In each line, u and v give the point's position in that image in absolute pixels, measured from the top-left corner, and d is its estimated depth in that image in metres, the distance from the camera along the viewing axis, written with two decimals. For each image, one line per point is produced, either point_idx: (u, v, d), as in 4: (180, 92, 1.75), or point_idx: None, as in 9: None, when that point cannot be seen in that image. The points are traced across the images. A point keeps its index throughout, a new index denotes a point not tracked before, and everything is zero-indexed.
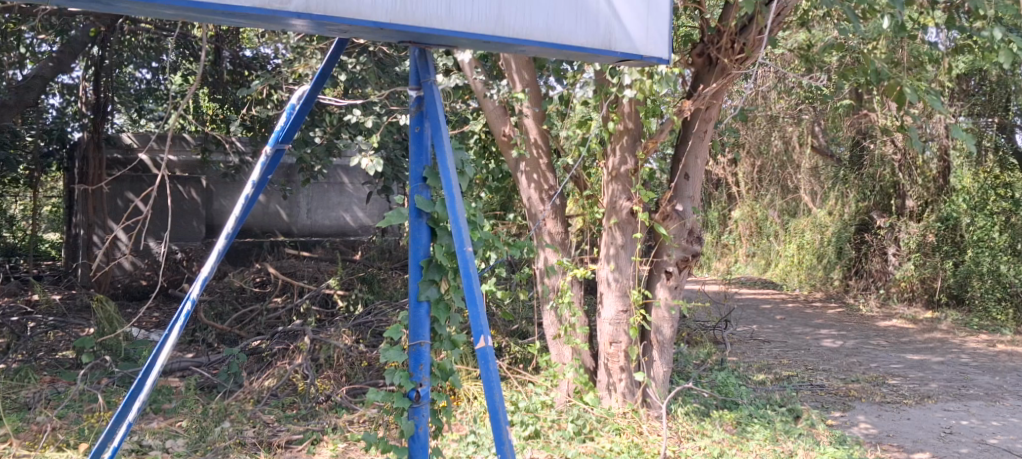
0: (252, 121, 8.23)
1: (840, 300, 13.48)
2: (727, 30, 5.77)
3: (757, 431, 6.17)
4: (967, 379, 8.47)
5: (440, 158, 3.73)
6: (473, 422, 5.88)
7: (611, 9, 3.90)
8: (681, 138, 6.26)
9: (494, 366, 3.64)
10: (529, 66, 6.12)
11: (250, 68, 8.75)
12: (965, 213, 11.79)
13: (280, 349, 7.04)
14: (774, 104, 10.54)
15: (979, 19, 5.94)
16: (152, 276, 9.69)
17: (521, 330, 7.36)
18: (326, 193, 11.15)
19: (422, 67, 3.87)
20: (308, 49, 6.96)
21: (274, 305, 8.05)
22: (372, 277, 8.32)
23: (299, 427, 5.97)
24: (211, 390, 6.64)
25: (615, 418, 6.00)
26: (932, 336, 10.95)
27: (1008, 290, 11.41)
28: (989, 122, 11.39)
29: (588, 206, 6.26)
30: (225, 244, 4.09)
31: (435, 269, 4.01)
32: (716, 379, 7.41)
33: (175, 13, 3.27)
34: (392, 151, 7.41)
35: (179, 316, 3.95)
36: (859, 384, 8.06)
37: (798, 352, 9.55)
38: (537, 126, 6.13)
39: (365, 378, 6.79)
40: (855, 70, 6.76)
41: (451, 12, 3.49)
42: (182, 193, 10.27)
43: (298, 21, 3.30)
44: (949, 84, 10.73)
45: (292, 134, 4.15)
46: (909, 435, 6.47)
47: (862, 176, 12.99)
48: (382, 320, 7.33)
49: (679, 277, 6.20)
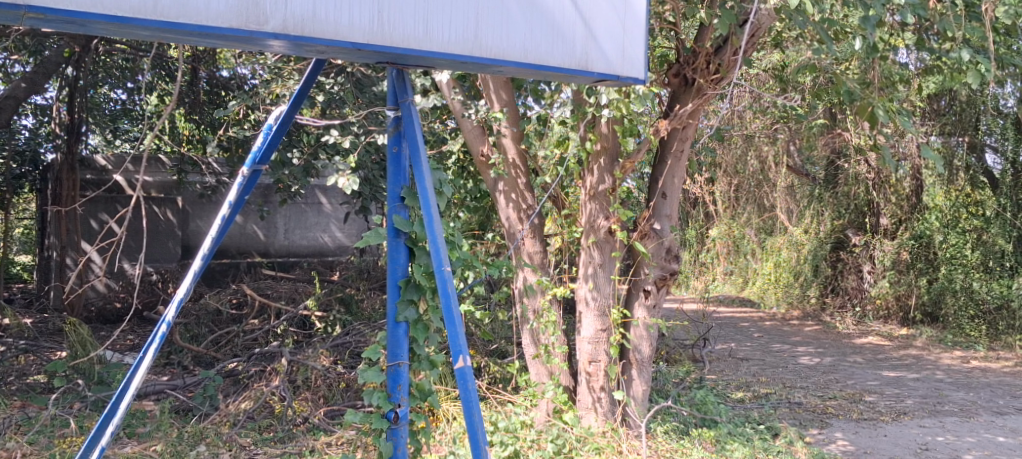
0: (229, 141, 8.16)
1: (817, 319, 13.58)
2: (703, 51, 5.86)
3: (737, 449, 6.19)
4: (942, 396, 8.55)
5: (417, 177, 3.73)
6: (452, 443, 5.83)
7: (588, 30, 3.94)
8: (658, 158, 6.31)
9: (472, 385, 3.63)
10: (507, 86, 6.11)
11: (226, 88, 8.68)
12: (938, 230, 11.94)
13: (257, 371, 7.00)
14: (750, 124, 10.66)
15: (947, 41, 6.05)
16: (127, 299, 9.52)
17: (501, 349, 7.37)
18: (303, 213, 11.13)
19: (400, 88, 3.88)
20: (285, 69, 6.96)
21: (251, 326, 7.95)
22: (349, 298, 8.31)
23: (276, 450, 5.93)
24: (186, 413, 6.55)
25: (595, 437, 5.96)
26: (907, 352, 11.07)
27: (981, 307, 11.63)
28: (959, 142, 11.55)
29: (566, 225, 6.22)
30: (201, 265, 4.06)
31: (414, 289, 4.01)
32: (695, 397, 7.40)
33: (150, 34, 3.26)
34: (371, 172, 7.40)
35: (154, 338, 3.91)
36: (837, 401, 8.12)
37: (776, 370, 9.61)
38: (515, 146, 6.12)
39: (343, 400, 6.73)
40: (828, 90, 6.88)
41: (429, 32, 3.51)
42: (158, 214, 10.19)
43: (275, 42, 3.31)
44: (920, 104, 10.89)
45: (269, 155, 4.14)
46: (886, 452, 6.51)
47: (837, 195, 13.17)
48: (360, 341, 7.30)
49: (657, 296, 6.28)
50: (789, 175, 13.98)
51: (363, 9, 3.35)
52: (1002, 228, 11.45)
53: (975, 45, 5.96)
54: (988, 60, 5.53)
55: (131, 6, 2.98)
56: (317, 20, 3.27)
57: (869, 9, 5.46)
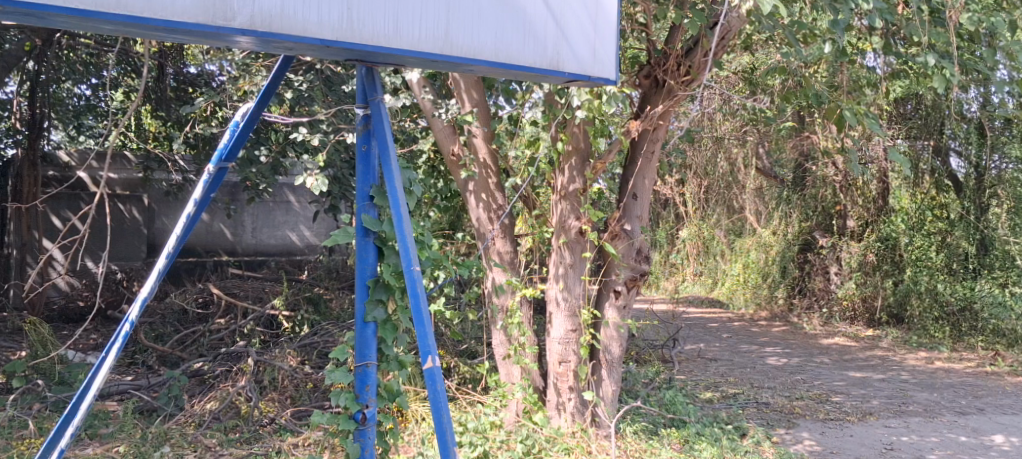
0: (195, 138, 8.05)
1: (784, 319, 13.73)
2: (673, 52, 5.91)
3: (705, 449, 6.21)
4: (906, 396, 8.66)
5: (387, 177, 3.69)
6: (421, 444, 5.79)
7: (559, 30, 3.93)
8: (629, 158, 6.34)
9: (441, 386, 3.61)
10: (479, 86, 6.09)
11: (194, 85, 8.55)
12: (904, 233, 12.17)
13: (223, 371, 6.93)
14: (719, 125, 10.77)
15: (914, 46, 6.14)
16: (90, 297, 9.37)
17: (470, 350, 7.36)
18: (271, 211, 11.01)
19: (369, 86, 3.84)
20: (253, 65, 6.86)
21: (217, 325, 7.85)
22: (317, 298, 8.23)
23: (242, 451, 5.85)
24: (151, 414, 6.45)
25: (564, 437, 5.96)
26: (873, 353, 11.21)
27: (945, 309, 11.75)
28: (925, 145, 11.63)
29: (538, 225, 6.20)
30: (166, 263, 4.01)
31: (382, 289, 3.97)
32: (664, 397, 7.44)
33: (115, 29, 3.20)
34: (339, 170, 7.35)
35: (117, 337, 3.84)
36: (803, 401, 8.19)
37: (744, 370, 9.69)
38: (486, 145, 6.12)
39: (310, 400, 6.67)
40: (797, 93, 6.92)
41: (399, 29, 3.48)
42: (123, 212, 9.99)
43: (241, 38, 3.26)
44: (886, 108, 11.06)
45: (236, 152, 4.09)
46: (852, 452, 6.58)
47: (804, 197, 13.34)
48: (328, 341, 7.25)
49: (628, 296, 6.26)
50: (758, 178, 14.03)
51: (331, 7, 3.33)
52: (966, 231, 11.55)
53: (939, 50, 6.03)
54: (952, 66, 5.62)
55: (94, 0, 2.92)
56: (285, 16, 3.23)
57: (837, 13, 5.52)
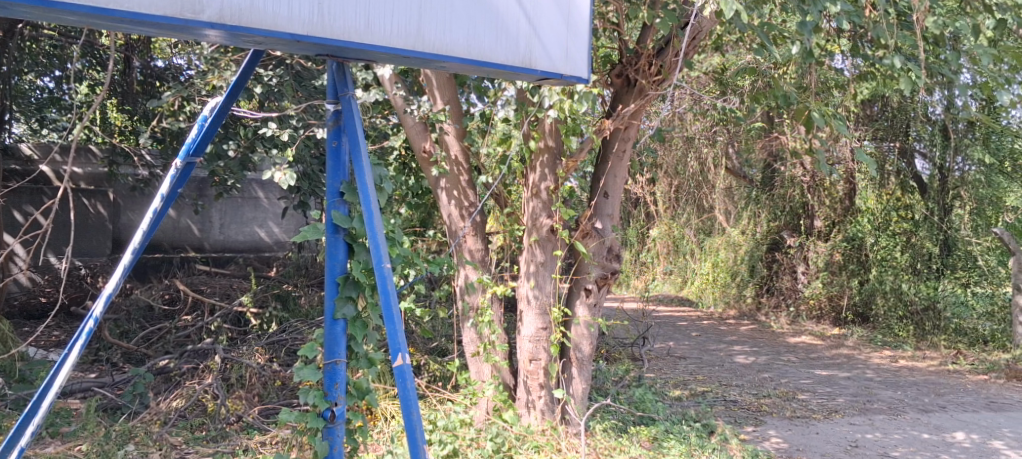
0: (162, 133, 7.95)
1: (752, 318, 13.87)
2: (645, 52, 5.92)
3: (673, 447, 6.25)
4: (871, 394, 8.79)
5: (357, 173, 3.67)
6: (390, 442, 5.78)
7: (531, 28, 3.92)
8: (601, 157, 6.35)
9: (411, 384, 3.58)
10: (451, 84, 6.06)
11: (162, 79, 8.44)
12: (870, 233, 12.34)
13: (189, 369, 6.81)
14: (690, 125, 10.87)
15: (881, 49, 6.25)
16: (53, 293, 9.20)
17: (441, 347, 7.33)
18: (240, 208, 10.88)
19: (340, 81, 3.81)
20: (222, 60, 6.79)
21: (184, 322, 7.77)
22: (286, 295, 8.17)
23: (208, 449, 5.80)
24: (115, 412, 6.35)
25: (534, 435, 5.98)
26: (839, 352, 11.37)
27: (909, 307, 11.92)
28: (891, 147, 11.83)
29: (508, 223, 6.24)
30: (132, 259, 3.96)
31: (353, 286, 3.94)
32: (634, 395, 7.50)
33: (80, 20, 3.15)
34: (309, 166, 7.31)
35: (81, 333, 3.77)
36: (770, 399, 8.28)
37: (712, 368, 9.78)
38: (458, 143, 6.09)
39: (278, 398, 6.64)
40: (767, 93, 7.00)
41: (370, 25, 3.46)
42: (88, 207, 9.80)
43: (211, 31, 3.23)
44: (852, 110, 11.23)
45: (204, 147, 4.05)
46: (817, 449, 6.67)
47: (773, 197, 13.48)
48: (297, 338, 7.23)
49: (598, 294, 6.28)
50: (727, 177, 14.15)
51: (302, 2, 3.29)
52: (930, 231, 11.70)
53: (905, 53, 6.15)
54: (917, 69, 5.72)
55: None
56: (255, 10, 3.20)
57: (805, 15, 5.57)
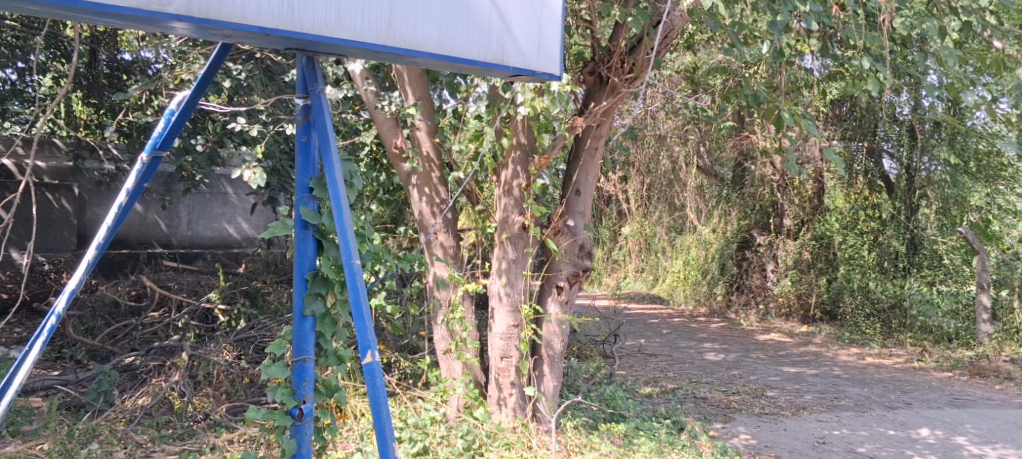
0: (129, 127, 7.81)
1: (722, 315, 13.96)
2: (618, 50, 5.94)
3: (643, 444, 6.28)
4: (839, 391, 8.88)
5: (327, 169, 3.63)
6: (360, 440, 5.75)
7: (503, 24, 3.91)
8: (573, 155, 6.36)
9: (380, 381, 3.56)
10: (422, 80, 6.06)
11: (129, 72, 8.31)
12: (838, 231, 12.53)
13: (156, 366, 6.73)
14: (662, 123, 10.92)
15: (849, 50, 6.33)
16: (14, 290, 9.03)
17: (412, 345, 7.28)
18: (208, 203, 10.77)
19: (310, 76, 3.77)
20: (190, 52, 6.69)
21: (150, 319, 7.67)
22: (255, 292, 8.10)
23: (174, 447, 5.72)
24: (78, 410, 6.24)
25: (505, 433, 5.99)
26: (807, 349, 11.48)
27: (876, 306, 12.11)
28: (859, 146, 11.97)
29: (480, 221, 6.14)
30: (94, 256, 3.91)
31: (321, 283, 3.91)
32: (605, 393, 7.53)
33: (43, 10, 3.09)
34: (278, 162, 7.26)
35: (42, 331, 3.71)
36: (739, 396, 8.35)
37: (683, 365, 9.83)
38: (429, 139, 6.07)
39: (246, 396, 6.57)
40: (738, 93, 7.06)
41: (341, 19, 3.42)
42: (52, 202, 9.65)
43: (177, 24, 3.18)
44: (821, 109, 11.37)
45: (170, 141, 3.98)
46: (785, 446, 6.73)
47: (743, 195, 13.56)
48: (266, 335, 7.16)
49: (570, 292, 6.31)
50: (698, 176, 14.25)
51: None
52: (896, 230, 11.85)
53: (874, 54, 6.23)
54: (885, 69, 5.78)
55: None
56: (223, 3, 3.16)
57: (776, 14, 5.60)
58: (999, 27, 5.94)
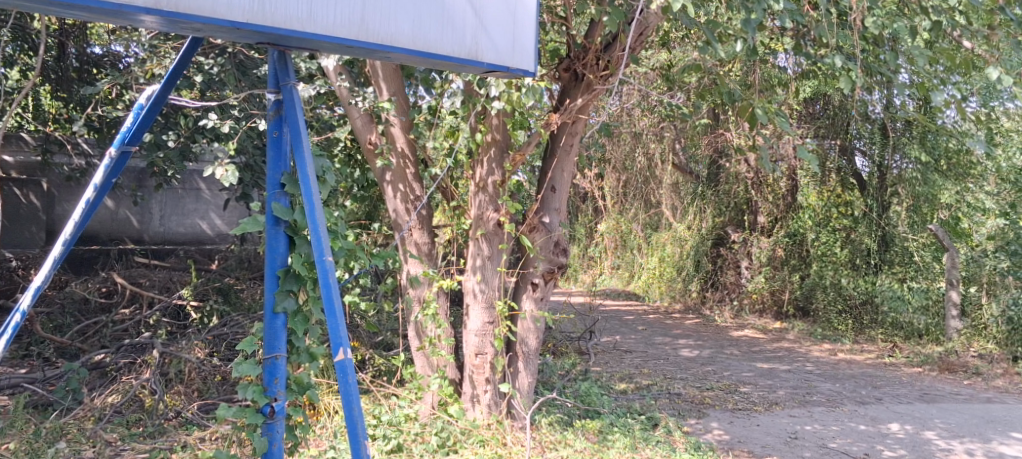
0: (99, 121, 7.72)
1: (697, 312, 14.05)
2: (593, 47, 5.94)
3: (617, 440, 6.29)
4: (811, 387, 8.97)
5: (299, 165, 3.59)
6: (333, 437, 5.73)
7: (477, 20, 3.89)
8: (549, 151, 6.34)
9: (352, 378, 3.54)
10: (397, 75, 6.01)
11: (100, 66, 8.22)
12: (811, 229, 12.65)
13: (126, 363, 6.67)
14: (638, 120, 10.94)
15: (822, 48, 6.39)
16: None
17: (386, 341, 7.29)
18: (180, 199, 10.65)
19: (282, 71, 3.74)
20: (161, 46, 6.61)
21: (121, 316, 7.58)
22: (227, 289, 8.05)
23: (145, 445, 5.66)
24: (46, 408, 6.16)
25: (479, 429, 5.95)
26: (780, 345, 11.59)
27: (848, 302, 12.24)
28: (832, 144, 12.14)
29: (455, 216, 6.22)
30: (61, 251, 3.86)
31: (293, 280, 3.87)
32: (580, 389, 7.54)
33: (8, 2, 3.04)
34: (251, 157, 7.20)
35: (8, 327, 3.66)
36: (713, 391, 8.41)
37: (657, 361, 9.88)
38: (404, 135, 6.04)
39: (219, 394, 6.56)
40: (712, 91, 7.10)
41: (313, 14, 3.39)
42: (19, 197, 9.50)
43: (146, 17, 3.14)
44: (794, 107, 11.47)
45: (140, 136, 3.93)
46: (757, 441, 6.78)
47: (718, 193, 13.79)
48: (238, 332, 7.11)
49: (545, 289, 6.28)
50: (674, 173, 14.32)
51: None
52: (869, 228, 12.00)
53: (846, 52, 6.29)
54: (857, 67, 5.83)
55: None
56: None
57: (750, 13, 5.61)
58: (967, 27, 6.01)
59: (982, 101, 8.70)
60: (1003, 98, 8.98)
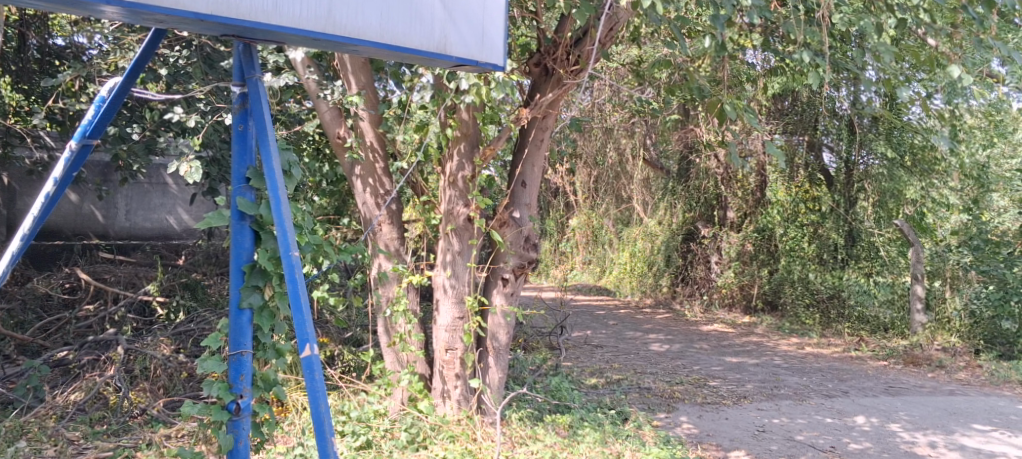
0: (61, 113, 7.58)
1: (668, 307, 14.12)
2: (563, 42, 5.95)
3: (587, 434, 6.30)
4: (778, 380, 9.05)
5: (265, 159, 3.54)
6: (301, 434, 5.69)
7: (446, 13, 3.85)
8: (519, 145, 6.34)
9: (319, 375, 3.50)
10: (366, 69, 5.96)
11: (62, 57, 8.07)
12: (779, 224, 12.71)
13: (89, 360, 6.54)
14: (609, 116, 10.92)
15: (789, 45, 6.42)
16: None
17: (355, 337, 7.24)
18: (147, 194, 10.49)
19: (247, 63, 3.69)
20: (125, 38, 6.48)
21: (84, 313, 7.45)
22: (194, 284, 7.95)
23: (108, 444, 5.56)
24: (6, 407, 6.04)
25: (449, 425, 5.94)
26: (749, 339, 11.68)
27: (815, 296, 12.36)
28: (800, 140, 12.22)
29: (425, 211, 6.18)
30: (20, 246, 3.80)
31: (259, 275, 3.82)
32: (550, 384, 7.54)
33: None
34: (218, 151, 7.13)
35: None
36: (682, 386, 8.46)
37: (628, 356, 9.92)
38: (373, 129, 6.00)
39: (184, 391, 6.43)
40: (682, 86, 7.11)
41: (278, 6, 3.35)
42: None
43: (107, 6, 3.09)
44: (763, 103, 11.53)
45: (101, 129, 3.86)
46: (726, 434, 6.83)
47: (688, 188, 13.80)
48: (204, 328, 7.02)
49: (516, 284, 6.27)
50: (644, 169, 14.35)
51: None
52: (836, 223, 12.19)
53: (813, 49, 6.33)
54: (824, 62, 5.86)
55: None
56: None
57: (719, 9, 5.60)
58: (932, 24, 6.05)
59: (946, 98, 8.79)
60: (967, 96, 9.09)
